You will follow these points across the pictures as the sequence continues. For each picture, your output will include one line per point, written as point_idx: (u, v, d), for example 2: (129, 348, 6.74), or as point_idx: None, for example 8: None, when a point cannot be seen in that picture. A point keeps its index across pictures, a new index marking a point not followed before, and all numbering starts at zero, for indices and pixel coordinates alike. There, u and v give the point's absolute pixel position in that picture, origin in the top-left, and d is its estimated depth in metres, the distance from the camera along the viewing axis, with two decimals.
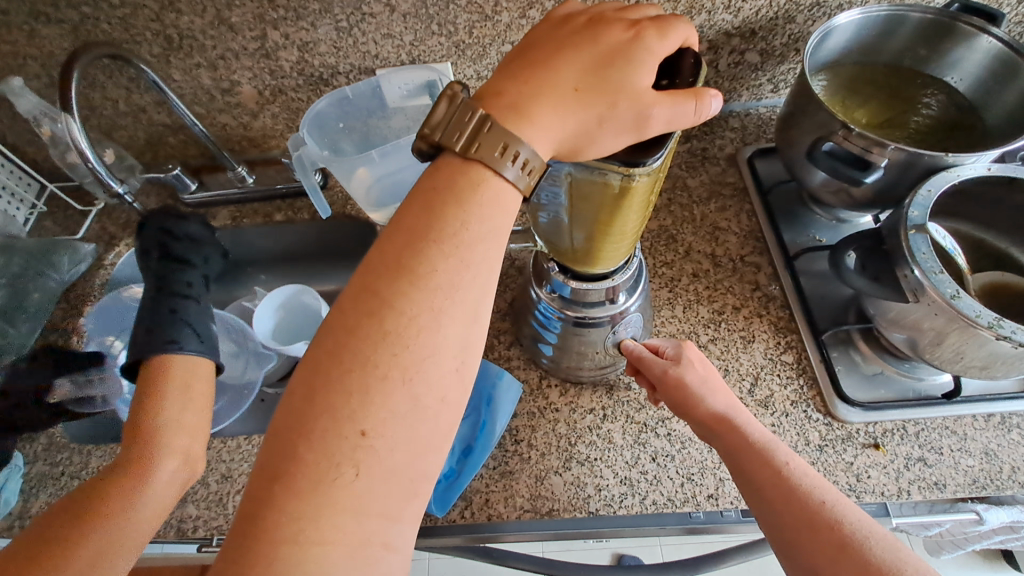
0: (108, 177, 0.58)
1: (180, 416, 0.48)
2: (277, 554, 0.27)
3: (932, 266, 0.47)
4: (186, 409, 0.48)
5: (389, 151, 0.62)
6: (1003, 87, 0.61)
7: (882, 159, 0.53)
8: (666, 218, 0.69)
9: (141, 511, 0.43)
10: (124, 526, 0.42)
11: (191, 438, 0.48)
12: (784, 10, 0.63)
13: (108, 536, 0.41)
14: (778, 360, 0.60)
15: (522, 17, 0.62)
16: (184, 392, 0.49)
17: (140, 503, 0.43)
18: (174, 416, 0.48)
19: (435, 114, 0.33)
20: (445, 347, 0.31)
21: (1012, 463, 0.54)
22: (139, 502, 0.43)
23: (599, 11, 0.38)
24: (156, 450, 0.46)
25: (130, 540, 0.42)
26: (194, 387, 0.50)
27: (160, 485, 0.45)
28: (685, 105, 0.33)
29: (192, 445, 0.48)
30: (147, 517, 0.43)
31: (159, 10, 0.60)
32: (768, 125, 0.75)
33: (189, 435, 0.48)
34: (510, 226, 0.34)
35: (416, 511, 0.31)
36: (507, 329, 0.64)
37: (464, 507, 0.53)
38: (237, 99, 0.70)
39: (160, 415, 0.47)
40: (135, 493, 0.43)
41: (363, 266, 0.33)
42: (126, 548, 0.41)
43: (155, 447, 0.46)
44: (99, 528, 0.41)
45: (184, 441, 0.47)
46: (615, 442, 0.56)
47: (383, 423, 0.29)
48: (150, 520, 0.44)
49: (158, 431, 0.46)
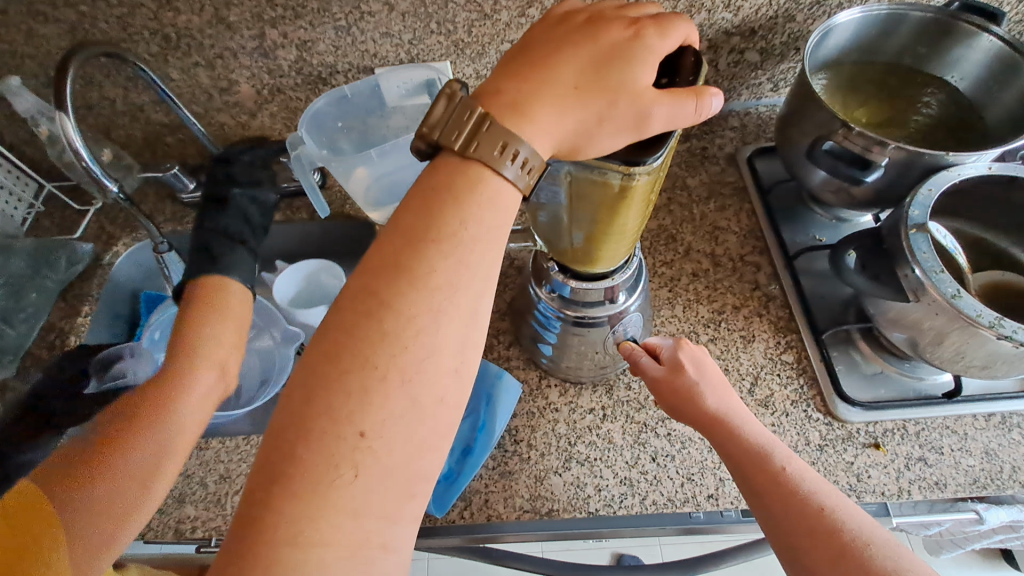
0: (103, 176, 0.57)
1: (214, 335, 0.54)
2: (276, 556, 0.26)
3: (932, 265, 0.47)
4: (222, 327, 0.55)
5: (387, 150, 0.62)
6: (1003, 85, 0.61)
7: (882, 158, 0.53)
8: (665, 217, 0.69)
9: (182, 423, 0.49)
10: (169, 429, 0.48)
11: (229, 351, 0.54)
12: (784, 8, 0.63)
13: (158, 438, 0.48)
14: (778, 360, 0.59)
15: (521, 16, 0.61)
16: (226, 314, 0.57)
17: (185, 408, 0.49)
18: (213, 333, 0.54)
19: (434, 113, 0.33)
20: (444, 346, 0.31)
21: (1012, 462, 0.54)
22: (179, 409, 0.49)
23: (599, 9, 0.38)
24: (191, 365, 0.51)
25: (173, 442, 0.48)
26: (236, 310, 0.58)
27: (197, 398, 0.50)
28: (686, 104, 0.33)
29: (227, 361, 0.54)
30: (191, 421, 0.49)
31: (157, 9, 0.59)
32: (768, 124, 0.75)
33: (227, 349, 0.54)
34: (509, 225, 0.34)
35: (415, 512, 0.30)
36: (506, 329, 0.64)
37: (464, 508, 0.53)
38: (235, 98, 0.70)
39: (204, 330, 0.54)
40: (174, 403, 0.49)
41: (361, 266, 0.32)
42: (172, 451, 0.48)
43: (188, 363, 0.51)
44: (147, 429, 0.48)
45: (225, 353, 0.54)
46: (615, 443, 0.56)
47: (382, 424, 0.29)
48: (196, 424, 0.50)
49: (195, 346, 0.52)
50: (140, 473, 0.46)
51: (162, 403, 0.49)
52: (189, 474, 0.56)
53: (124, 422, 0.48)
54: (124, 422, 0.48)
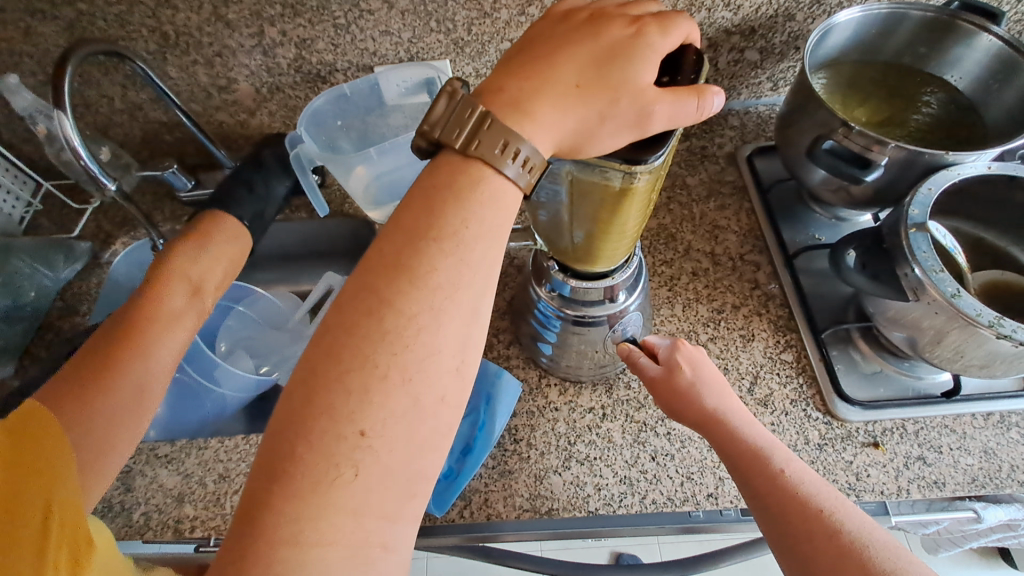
0: (103, 176, 0.57)
1: (197, 271, 0.54)
2: (276, 556, 0.26)
3: (932, 265, 0.47)
4: (206, 266, 0.56)
5: (387, 148, 0.62)
6: (1002, 85, 0.61)
7: (882, 157, 0.53)
8: (665, 216, 0.69)
9: (166, 351, 0.48)
10: (152, 356, 0.47)
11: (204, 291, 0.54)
12: (784, 7, 0.63)
13: (143, 364, 0.46)
14: (777, 359, 0.59)
15: (521, 15, 0.61)
16: (208, 255, 0.56)
17: (167, 336, 0.49)
18: (194, 271, 0.54)
19: (435, 111, 0.33)
20: (444, 345, 0.31)
21: (1011, 461, 0.54)
22: (166, 336, 0.48)
23: (599, 7, 0.38)
24: (173, 295, 0.51)
25: (157, 369, 0.46)
26: (220, 254, 0.57)
27: (181, 326, 0.50)
28: (687, 102, 0.33)
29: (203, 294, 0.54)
30: (172, 353, 0.48)
31: (155, 7, 0.59)
32: (768, 123, 0.75)
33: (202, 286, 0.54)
34: (510, 224, 0.34)
35: (415, 511, 0.30)
36: (506, 328, 0.64)
37: (463, 507, 0.53)
38: (234, 96, 0.70)
39: (186, 269, 0.54)
40: (160, 325, 0.49)
41: (361, 265, 0.32)
42: (158, 376, 0.46)
43: (172, 290, 0.51)
44: (137, 349, 0.46)
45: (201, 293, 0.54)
46: (615, 442, 0.56)
47: (382, 423, 0.29)
48: (174, 356, 0.49)
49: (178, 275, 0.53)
50: (137, 391, 0.44)
51: (153, 324, 0.48)
52: (188, 473, 0.56)
53: (116, 338, 0.46)
54: (112, 338, 0.46)
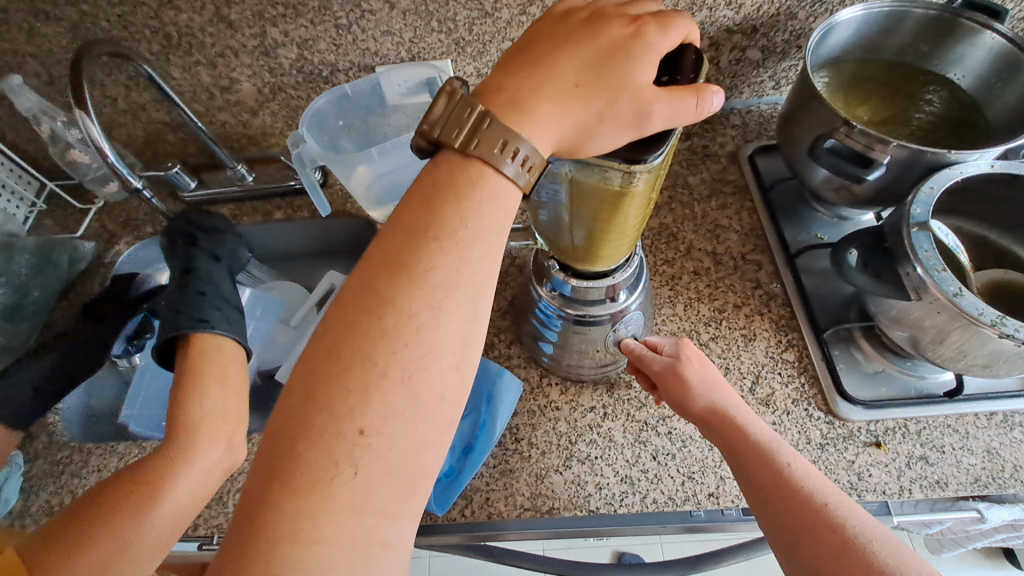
0: (124, 171, 0.57)
1: (216, 408, 0.47)
2: (276, 553, 0.27)
3: (935, 264, 0.47)
4: (222, 399, 0.48)
5: (389, 148, 0.62)
6: (1005, 83, 0.61)
7: (884, 156, 0.53)
8: (667, 216, 0.69)
9: (174, 501, 0.43)
10: (162, 507, 0.43)
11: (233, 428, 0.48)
12: (786, 6, 0.63)
13: (144, 518, 0.42)
14: (779, 358, 0.59)
15: (523, 14, 0.61)
16: (223, 382, 0.49)
17: (183, 482, 0.44)
18: (212, 407, 0.47)
19: (434, 111, 0.33)
20: (444, 343, 0.31)
21: (1014, 461, 0.54)
22: (177, 486, 0.44)
23: (598, 7, 0.38)
24: (193, 442, 0.45)
25: (157, 528, 0.42)
26: (233, 376, 0.50)
27: (198, 475, 0.45)
28: (686, 102, 0.33)
29: (233, 435, 0.48)
30: (186, 501, 0.44)
31: (158, 8, 0.59)
32: (770, 122, 0.75)
33: (228, 425, 0.47)
34: (510, 223, 0.34)
35: (414, 510, 0.30)
36: (507, 327, 0.64)
37: (465, 506, 0.53)
38: (236, 97, 0.70)
39: (200, 406, 0.46)
40: (173, 477, 0.44)
41: (361, 264, 0.32)
42: (158, 535, 0.42)
43: (198, 438, 0.45)
44: (143, 503, 0.42)
45: (227, 430, 0.47)
46: (616, 441, 0.56)
47: (382, 420, 0.29)
48: (188, 507, 0.44)
49: (199, 421, 0.46)
50: (119, 552, 0.41)
51: (157, 474, 0.43)
52: None
53: (131, 484, 0.43)
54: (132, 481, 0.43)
